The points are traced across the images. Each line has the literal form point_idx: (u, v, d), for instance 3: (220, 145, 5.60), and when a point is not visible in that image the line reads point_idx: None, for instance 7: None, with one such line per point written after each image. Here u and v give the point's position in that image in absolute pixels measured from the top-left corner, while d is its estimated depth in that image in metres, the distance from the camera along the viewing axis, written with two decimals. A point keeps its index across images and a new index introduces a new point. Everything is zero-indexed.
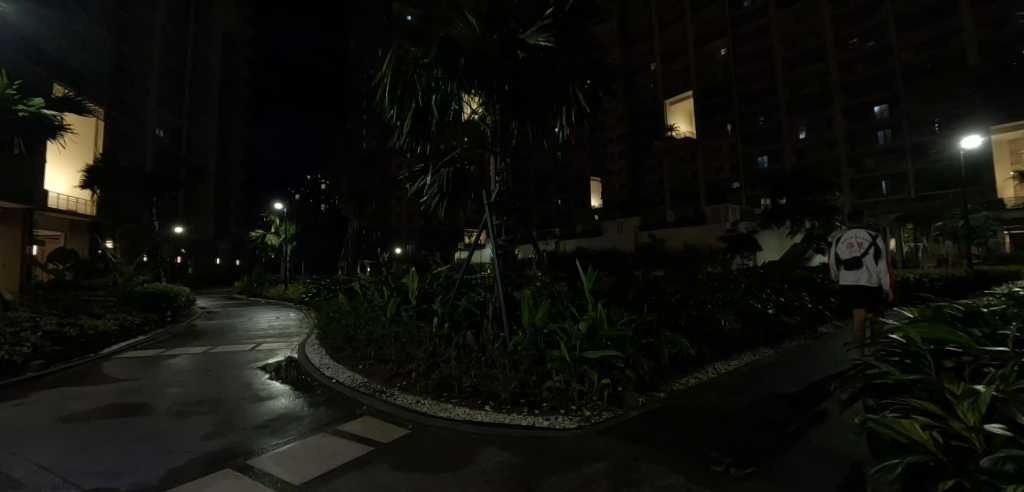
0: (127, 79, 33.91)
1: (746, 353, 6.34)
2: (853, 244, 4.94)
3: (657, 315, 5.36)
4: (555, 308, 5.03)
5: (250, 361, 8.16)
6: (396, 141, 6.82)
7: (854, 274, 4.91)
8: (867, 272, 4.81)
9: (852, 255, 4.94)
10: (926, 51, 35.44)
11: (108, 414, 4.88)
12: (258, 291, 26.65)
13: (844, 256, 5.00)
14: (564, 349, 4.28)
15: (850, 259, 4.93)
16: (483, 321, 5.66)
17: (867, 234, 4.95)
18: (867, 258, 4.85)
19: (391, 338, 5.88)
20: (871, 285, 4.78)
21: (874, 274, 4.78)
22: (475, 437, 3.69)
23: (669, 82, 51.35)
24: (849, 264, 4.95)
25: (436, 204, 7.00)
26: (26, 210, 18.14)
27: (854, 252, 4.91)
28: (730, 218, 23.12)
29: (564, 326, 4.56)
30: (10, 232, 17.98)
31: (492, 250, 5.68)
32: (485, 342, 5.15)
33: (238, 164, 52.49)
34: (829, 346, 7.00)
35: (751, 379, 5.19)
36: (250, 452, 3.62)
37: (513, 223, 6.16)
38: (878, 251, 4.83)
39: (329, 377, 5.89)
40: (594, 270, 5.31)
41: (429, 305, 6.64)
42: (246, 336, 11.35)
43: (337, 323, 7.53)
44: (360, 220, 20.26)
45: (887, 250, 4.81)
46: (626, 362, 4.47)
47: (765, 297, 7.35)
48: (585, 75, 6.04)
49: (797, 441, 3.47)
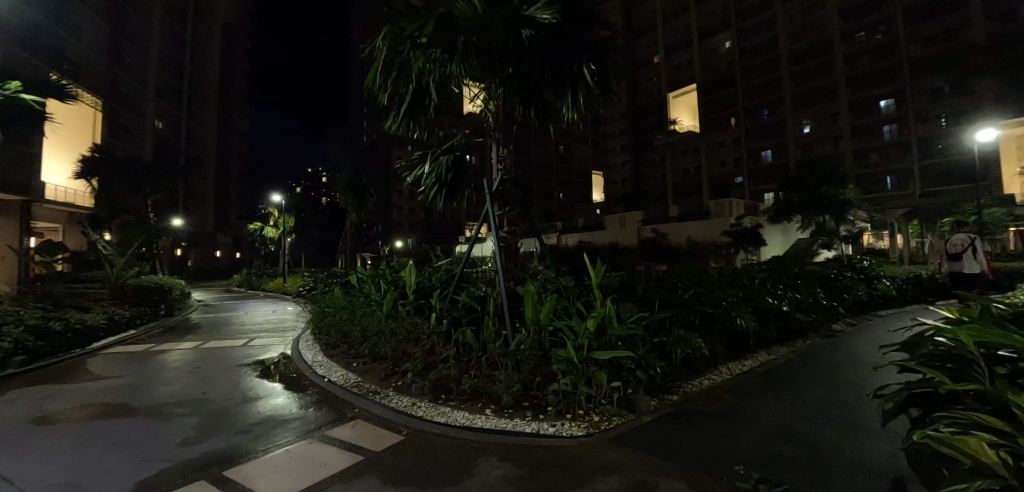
0: (126, 69, 33.57)
1: (760, 353, 6.09)
2: (956, 245, 6.60)
3: (669, 312, 4.99)
4: (563, 303, 4.70)
5: (240, 358, 7.84)
6: (389, 126, 6.48)
7: (958, 265, 6.58)
8: (969, 262, 6.45)
9: (955, 251, 6.59)
10: (934, 45, 35.08)
11: (86, 415, 4.59)
12: (256, 284, 26.55)
13: (949, 252, 6.68)
14: (571, 347, 3.98)
15: (953, 253, 6.61)
16: (483, 317, 5.32)
17: (969, 236, 6.54)
18: (968, 253, 6.46)
19: (387, 334, 5.60)
20: (974, 271, 6.41)
21: (975, 263, 6.40)
22: (473, 446, 3.39)
23: (673, 76, 50.68)
24: (956, 258, 6.65)
25: (434, 195, 6.73)
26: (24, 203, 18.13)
27: (955, 249, 6.57)
28: (735, 212, 23.03)
29: (571, 325, 4.26)
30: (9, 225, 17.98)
31: (495, 243, 5.34)
32: (485, 340, 4.80)
33: (237, 157, 52.22)
34: (848, 347, 6.76)
35: (772, 383, 4.90)
36: (228, 461, 3.33)
37: (516, 213, 5.76)
38: (977, 248, 6.41)
39: (321, 376, 5.58)
40: (602, 263, 4.98)
41: (427, 300, 6.32)
42: (241, 331, 11.08)
43: (331, 318, 7.18)
44: (357, 213, 20.02)
45: (984, 247, 6.34)
46: (641, 361, 4.17)
47: (779, 293, 6.96)
48: (596, 54, 5.64)
49: (831, 456, 3.14)
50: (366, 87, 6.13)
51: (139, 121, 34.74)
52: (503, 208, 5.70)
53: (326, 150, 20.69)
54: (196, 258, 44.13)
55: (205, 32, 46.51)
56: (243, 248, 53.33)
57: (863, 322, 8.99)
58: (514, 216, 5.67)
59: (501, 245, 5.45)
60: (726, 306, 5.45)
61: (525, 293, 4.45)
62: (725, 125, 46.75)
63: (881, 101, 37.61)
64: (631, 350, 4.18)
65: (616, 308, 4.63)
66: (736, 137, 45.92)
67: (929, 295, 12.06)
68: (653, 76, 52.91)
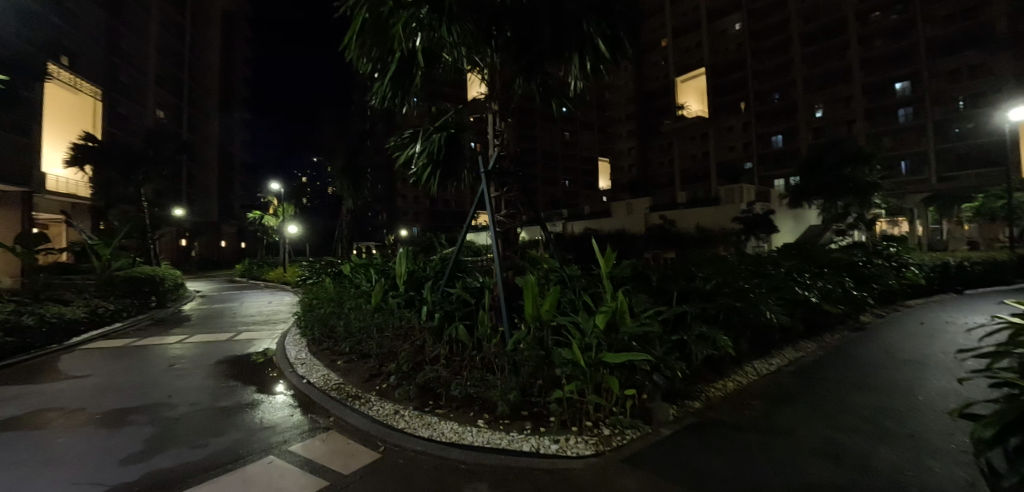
0: (125, 58, 33.13)
1: (786, 349, 5.50)
2: None
3: (691, 305, 4.37)
4: (571, 295, 4.11)
5: (222, 353, 7.36)
6: (374, 99, 5.84)
7: None
8: None
9: None
10: (953, 24, 33.73)
11: (33, 422, 4.09)
12: (258, 273, 26.29)
13: None
14: (577, 349, 3.42)
15: None
16: (478, 311, 4.74)
17: None
18: None
19: (373, 330, 5.06)
20: None
21: None
22: (461, 469, 2.85)
23: (681, 59, 49.40)
24: None
25: (427, 176, 6.16)
26: (24, 194, 18.44)
27: None
28: (745, 198, 22.31)
29: (577, 321, 3.68)
30: (10, 215, 18.30)
31: (491, 229, 4.72)
32: (481, 338, 4.22)
33: (241, 146, 51.87)
34: (881, 342, 6.21)
35: (806, 387, 4.34)
36: (166, 487, 2.77)
37: (515, 195, 5.09)
38: None
39: (300, 376, 5.04)
40: (611, 250, 4.36)
41: (417, 290, 5.77)
42: (230, 323, 10.63)
43: (317, 311, 6.65)
44: (355, 199, 19.43)
45: None
46: (661, 363, 3.61)
47: (807, 283, 6.32)
48: (605, 14, 4.93)
49: (897, 486, 2.55)
50: (345, 55, 5.45)
51: (139, 111, 34.40)
52: (501, 189, 5.02)
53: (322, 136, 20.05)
54: (201, 248, 44.14)
55: (205, 19, 45.78)
56: (248, 237, 53.23)
57: (893, 313, 8.35)
58: (513, 197, 5.00)
59: (497, 231, 4.84)
60: (752, 297, 4.84)
61: (524, 285, 3.84)
62: (734, 110, 45.58)
63: (897, 83, 36.33)
64: (649, 350, 3.61)
65: (630, 302, 4.04)
66: (745, 122, 44.74)
67: (957, 283, 11.39)
68: (661, 59, 51.61)
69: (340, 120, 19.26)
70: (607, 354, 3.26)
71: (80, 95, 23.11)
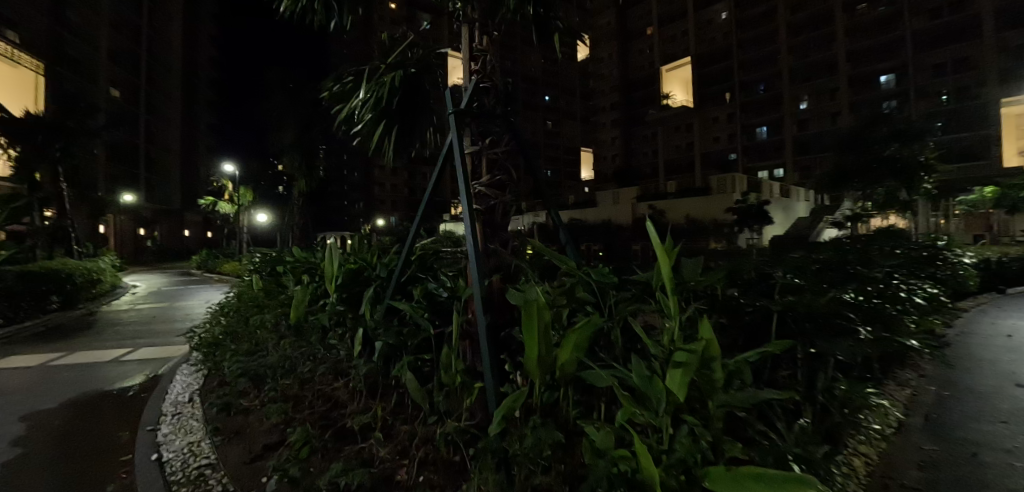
0: (72, 30, 29.75)
1: (892, 387, 3.82)
2: None
3: (805, 333, 2.58)
4: (618, 322, 2.20)
5: (85, 383, 5.26)
6: (285, 5, 3.84)
7: None
8: None
9: None
10: (938, 18, 33.18)
11: None
12: (213, 265, 23.84)
13: None
14: (642, 448, 1.58)
15: None
16: (447, 341, 2.89)
17: None
18: None
19: (278, 370, 3.19)
20: None
21: None
22: None
23: (667, 48, 47.99)
24: None
25: (378, 134, 4.34)
26: None
27: None
28: (737, 188, 20.86)
29: (626, 381, 1.88)
30: None
31: (464, 207, 2.71)
32: (448, 401, 2.38)
33: (206, 130, 48.36)
34: (1001, 367, 4.55)
35: (984, 471, 2.63)
36: None
37: (511, 152, 3.10)
38: None
39: (154, 450, 3.12)
40: (672, 242, 2.49)
41: (354, 301, 3.87)
42: (136, 333, 8.50)
43: (220, 330, 4.63)
44: (307, 181, 17.27)
45: None
46: (818, 473, 1.77)
47: (909, 283, 4.56)
48: None
49: None
50: None
51: (91, 88, 31.18)
52: (482, 143, 3.07)
53: (267, 107, 17.15)
54: (161, 238, 41.17)
55: None
56: (214, 226, 50.03)
57: (959, 322, 6.79)
58: (499, 154, 3.04)
59: (473, 207, 2.87)
60: (889, 318, 3.03)
61: (530, 308, 1.94)
62: (719, 100, 44.51)
63: (881, 76, 35.77)
64: (786, 446, 1.79)
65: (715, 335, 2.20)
66: (730, 113, 43.70)
67: (998, 283, 9.95)
68: (646, 48, 50.08)
69: (289, 86, 16.39)
70: (723, 475, 1.45)
71: (20, 67, 20.68)
